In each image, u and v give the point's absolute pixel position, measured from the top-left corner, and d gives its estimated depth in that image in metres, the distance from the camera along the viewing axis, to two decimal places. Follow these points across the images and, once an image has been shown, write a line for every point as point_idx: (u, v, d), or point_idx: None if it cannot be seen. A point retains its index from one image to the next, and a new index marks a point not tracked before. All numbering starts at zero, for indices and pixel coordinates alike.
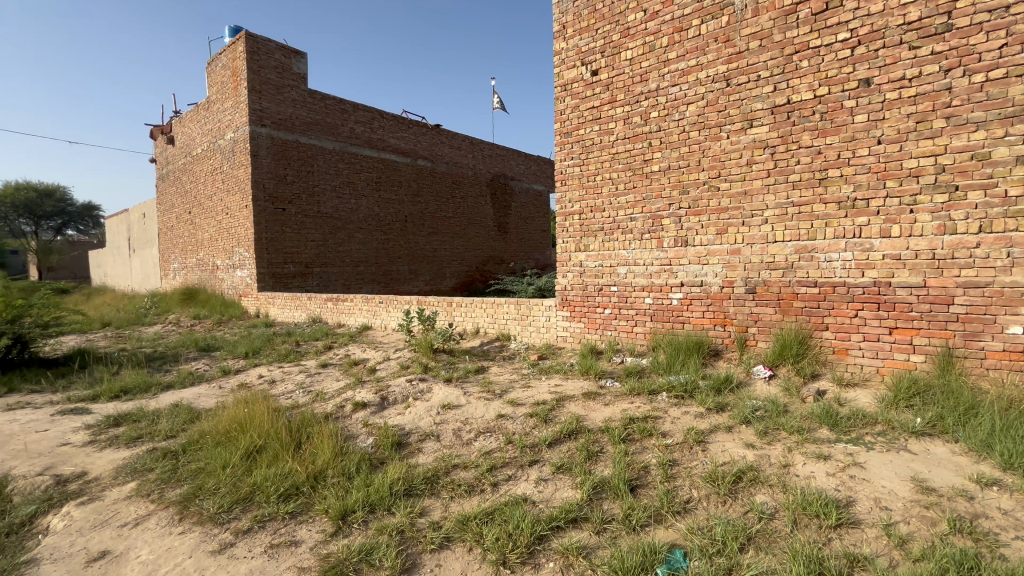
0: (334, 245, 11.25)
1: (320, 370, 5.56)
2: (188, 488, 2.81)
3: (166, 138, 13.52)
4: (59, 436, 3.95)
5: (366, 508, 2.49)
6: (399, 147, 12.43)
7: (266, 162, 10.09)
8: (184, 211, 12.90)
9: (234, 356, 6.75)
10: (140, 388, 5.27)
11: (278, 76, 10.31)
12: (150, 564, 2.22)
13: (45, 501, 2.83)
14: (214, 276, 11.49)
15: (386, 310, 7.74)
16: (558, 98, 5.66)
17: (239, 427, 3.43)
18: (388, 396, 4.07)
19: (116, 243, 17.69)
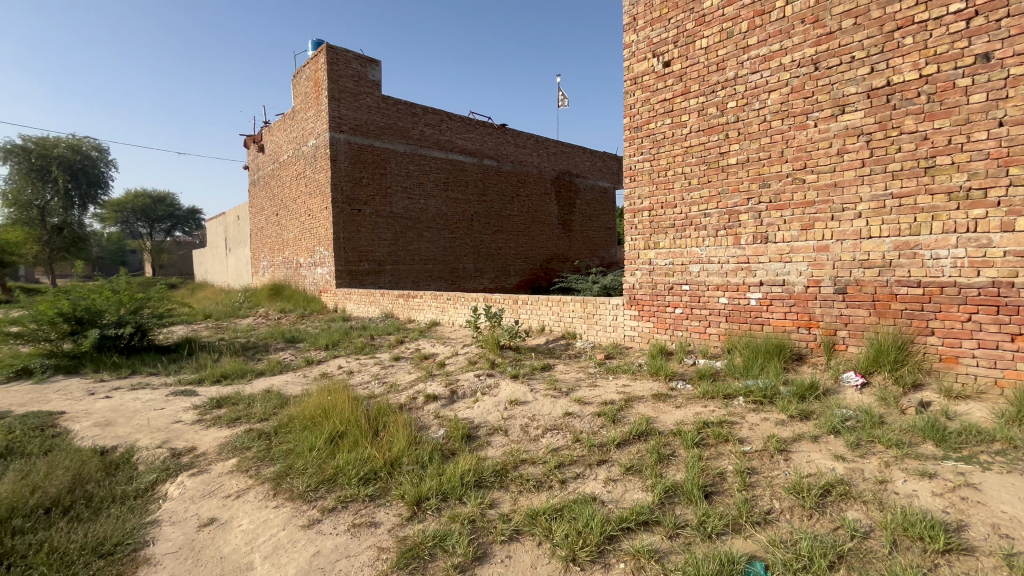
0: (405, 243, 11.75)
1: (393, 363, 5.85)
2: (280, 467, 3.06)
3: (257, 147, 14.78)
4: (173, 414, 4.46)
5: (438, 496, 2.60)
6: (466, 148, 12.73)
7: (344, 166, 10.74)
8: (272, 213, 14.02)
9: (316, 348, 7.26)
10: (237, 374, 5.83)
11: (355, 84, 10.92)
12: (250, 533, 2.46)
13: (163, 470, 3.22)
14: (298, 273, 12.41)
15: (453, 306, 7.98)
16: (628, 92, 5.54)
17: (323, 414, 3.69)
18: (458, 389, 4.20)
19: (215, 243, 19.59)
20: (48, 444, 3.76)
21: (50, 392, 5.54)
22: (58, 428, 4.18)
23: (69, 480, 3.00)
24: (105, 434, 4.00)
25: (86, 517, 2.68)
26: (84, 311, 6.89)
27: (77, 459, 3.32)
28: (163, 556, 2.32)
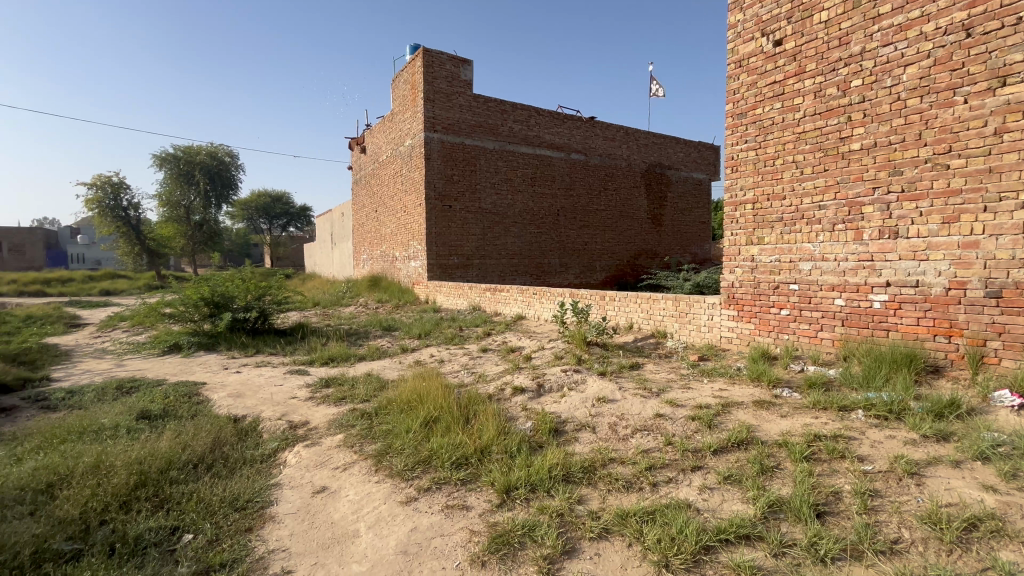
0: (492, 238, 12.05)
1: (481, 354, 6.03)
2: (381, 446, 3.30)
3: (360, 149, 15.95)
4: (290, 390, 5.00)
5: (527, 487, 2.64)
6: (554, 143, 12.69)
7: (437, 164, 11.22)
8: (371, 210, 15.07)
9: (410, 336, 7.71)
10: (342, 357, 6.38)
11: (449, 85, 11.33)
12: (356, 503, 2.68)
13: (283, 440, 3.62)
14: (393, 266, 13.23)
15: (539, 301, 8.04)
16: (731, 77, 5.18)
17: (418, 399, 3.91)
18: (545, 383, 4.23)
19: (323, 237, 21.53)
20: (194, 409, 4.39)
21: (194, 365, 6.46)
22: (201, 396, 4.87)
23: (210, 442, 3.48)
24: (237, 404, 4.59)
25: (224, 474, 3.09)
26: (220, 296, 7.94)
27: (216, 424, 3.84)
28: (284, 515, 2.61)
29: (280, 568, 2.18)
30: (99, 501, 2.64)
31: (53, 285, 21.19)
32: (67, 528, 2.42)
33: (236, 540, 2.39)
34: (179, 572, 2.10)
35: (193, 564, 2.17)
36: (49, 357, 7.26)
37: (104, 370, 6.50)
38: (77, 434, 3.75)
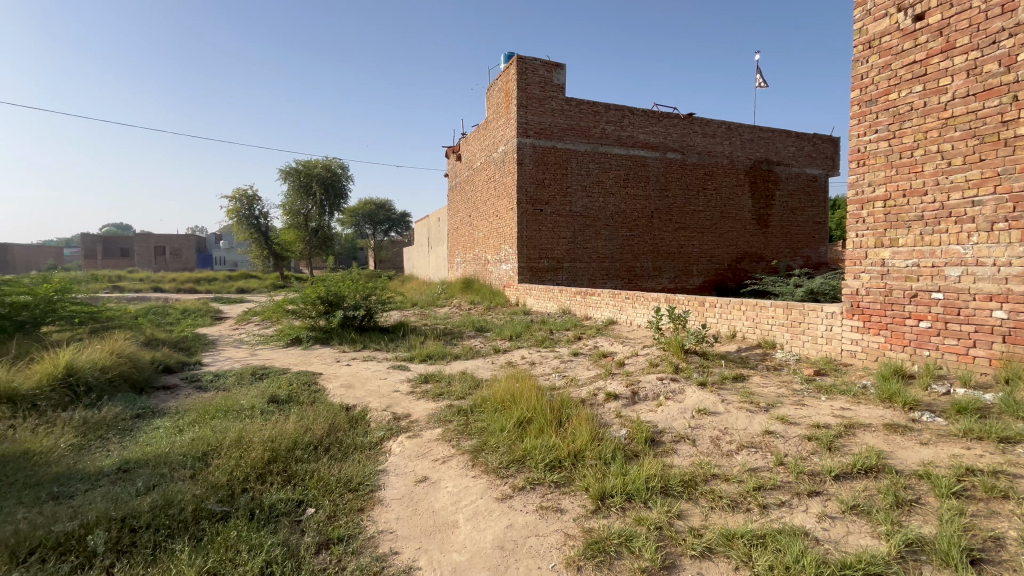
0: (583, 242, 11.96)
1: (572, 358, 6.01)
2: (477, 442, 3.42)
3: (455, 157, 16.70)
4: (394, 384, 5.38)
5: (623, 496, 2.58)
6: (649, 142, 12.27)
7: (529, 169, 11.40)
8: (465, 215, 15.69)
9: (502, 338, 7.90)
10: (439, 355, 6.72)
11: (542, 90, 11.44)
12: (455, 495, 2.81)
13: (388, 430, 3.90)
14: (486, 269, 13.64)
15: (632, 306, 7.81)
16: (858, 59, 4.65)
17: (511, 399, 3.99)
18: (639, 391, 4.10)
19: (421, 242, 22.85)
20: (313, 396, 4.89)
21: (312, 357, 7.21)
22: (319, 385, 5.41)
23: (327, 427, 3.85)
24: (348, 395, 5.03)
25: (339, 457, 3.40)
26: (333, 295, 8.76)
27: (332, 411, 4.25)
28: (391, 499, 2.81)
29: (388, 548, 2.35)
30: (242, 471, 3.05)
31: (203, 283, 24.84)
32: (218, 492, 2.82)
33: (351, 517, 2.62)
34: (305, 541, 2.35)
35: (316, 535, 2.42)
36: (200, 345, 8.52)
37: (241, 358, 7.49)
38: (223, 412, 4.37)
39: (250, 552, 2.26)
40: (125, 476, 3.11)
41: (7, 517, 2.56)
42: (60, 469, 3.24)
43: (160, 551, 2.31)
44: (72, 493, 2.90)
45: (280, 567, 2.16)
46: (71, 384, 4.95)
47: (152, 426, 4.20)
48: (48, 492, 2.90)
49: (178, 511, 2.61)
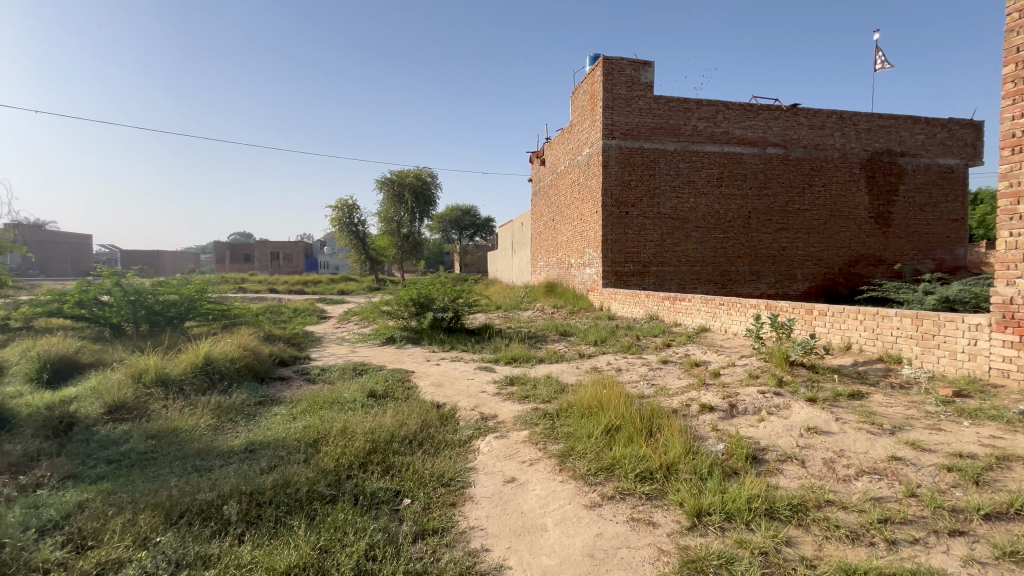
0: (671, 244, 11.48)
1: (661, 365, 5.78)
2: (563, 447, 3.40)
3: (540, 161, 16.84)
4: (481, 385, 5.54)
5: (722, 515, 2.42)
6: (746, 138, 11.47)
7: (614, 171, 11.18)
8: (549, 219, 15.74)
9: (586, 342, 7.80)
10: (524, 358, 6.80)
11: (629, 89, 11.14)
12: (543, 498, 2.82)
13: (477, 429, 4.01)
14: (569, 273, 13.57)
15: (727, 312, 7.34)
16: (1013, 30, 3.99)
17: (598, 406, 3.92)
18: (738, 404, 3.83)
19: (505, 246, 23.31)
20: (407, 393, 5.18)
21: (405, 356, 7.65)
22: (411, 382, 5.73)
23: (420, 422, 4.06)
24: (438, 393, 5.26)
25: (432, 451, 3.57)
26: (424, 297, 9.23)
27: (424, 407, 4.47)
28: (481, 497, 2.89)
29: (479, 545, 2.41)
30: (346, 459, 3.30)
31: (310, 285, 27.38)
32: (326, 476, 3.08)
33: (444, 511, 2.73)
34: (403, 529, 2.49)
35: (413, 524, 2.55)
36: (308, 341, 9.39)
37: (343, 354, 8.14)
38: (330, 403, 4.79)
39: (355, 534, 2.45)
40: (251, 455, 3.52)
41: (164, 483, 3.01)
42: (201, 445, 3.74)
43: (281, 525, 2.58)
44: (210, 467, 3.34)
45: (382, 551, 2.30)
46: (209, 372, 5.71)
47: (271, 412, 4.71)
48: (193, 465, 3.36)
49: (294, 491, 2.89)
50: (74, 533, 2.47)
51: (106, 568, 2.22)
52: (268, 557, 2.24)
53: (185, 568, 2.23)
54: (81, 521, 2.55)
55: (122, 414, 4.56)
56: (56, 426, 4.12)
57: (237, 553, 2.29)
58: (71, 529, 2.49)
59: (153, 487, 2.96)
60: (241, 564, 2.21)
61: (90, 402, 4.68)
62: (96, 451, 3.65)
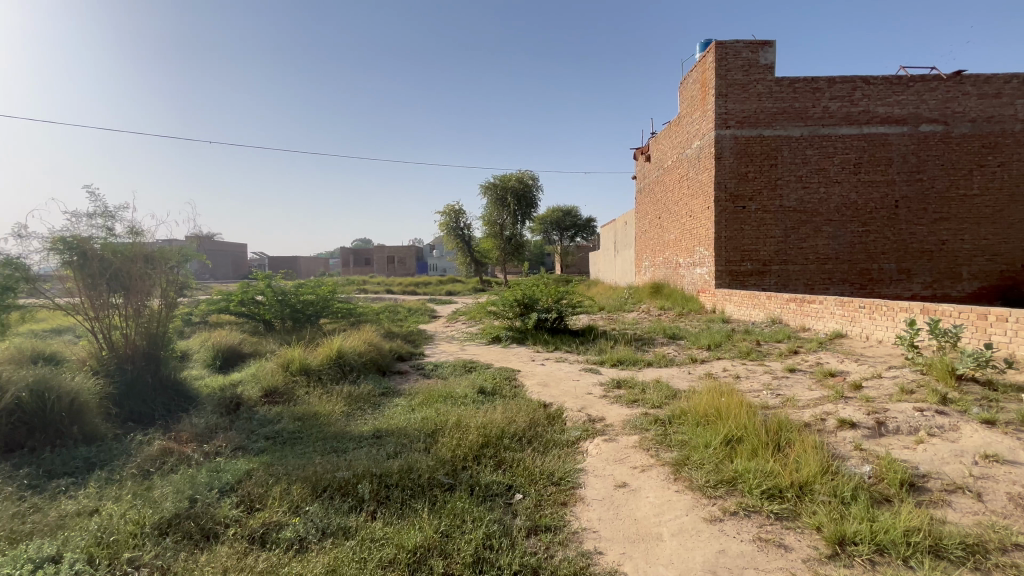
0: (797, 241, 10.38)
1: (788, 374, 5.25)
2: (678, 455, 3.25)
3: (645, 157, 16.24)
4: (588, 386, 5.49)
5: (871, 546, 2.14)
6: (892, 115, 9.97)
7: (729, 163, 10.41)
8: (655, 217, 15.11)
9: (698, 347, 7.34)
10: (631, 361, 6.60)
11: (745, 73, 10.28)
12: (658, 507, 2.72)
13: (585, 430, 3.99)
14: (678, 273, 12.90)
15: (870, 317, 6.43)
16: None
17: (716, 414, 3.67)
18: (888, 422, 3.34)
19: (607, 246, 22.84)
20: (514, 391, 5.31)
21: (511, 355, 7.85)
22: (518, 381, 5.88)
23: (528, 420, 4.14)
24: (544, 393, 5.31)
25: (541, 450, 3.61)
26: (528, 298, 9.40)
27: (531, 406, 4.55)
28: (593, 500, 2.87)
29: (593, 547, 2.40)
30: (462, 450, 3.48)
31: (422, 286, 29.32)
32: (445, 465, 3.29)
33: (556, 509, 2.76)
34: (517, 524, 2.57)
35: (526, 519, 2.62)
36: (422, 339, 10.06)
37: (453, 352, 8.60)
38: (444, 397, 5.10)
39: (473, 522, 2.57)
40: (378, 441, 3.88)
41: (309, 460, 3.44)
42: (337, 429, 4.21)
43: (407, 506, 2.80)
44: (346, 449, 3.74)
45: (498, 542, 2.40)
46: (340, 364, 6.40)
47: (393, 403, 5.14)
48: (332, 446, 3.79)
49: (417, 476, 3.12)
50: (246, 496, 2.92)
51: (269, 528, 2.60)
52: (397, 535, 2.45)
53: (330, 536, 2.53)
54: (250, 486, 3.02)
55: (275, 397, 5.30)
56: (228, 405, 4.92)
57: (372, 528, 2.54)
58: (243, 492, 2.96)
59: (301, 462, 3.39)
60: (375, 538, 2.45)
61: (251, 386, 5.51)
62: (257, 428, 4.29)
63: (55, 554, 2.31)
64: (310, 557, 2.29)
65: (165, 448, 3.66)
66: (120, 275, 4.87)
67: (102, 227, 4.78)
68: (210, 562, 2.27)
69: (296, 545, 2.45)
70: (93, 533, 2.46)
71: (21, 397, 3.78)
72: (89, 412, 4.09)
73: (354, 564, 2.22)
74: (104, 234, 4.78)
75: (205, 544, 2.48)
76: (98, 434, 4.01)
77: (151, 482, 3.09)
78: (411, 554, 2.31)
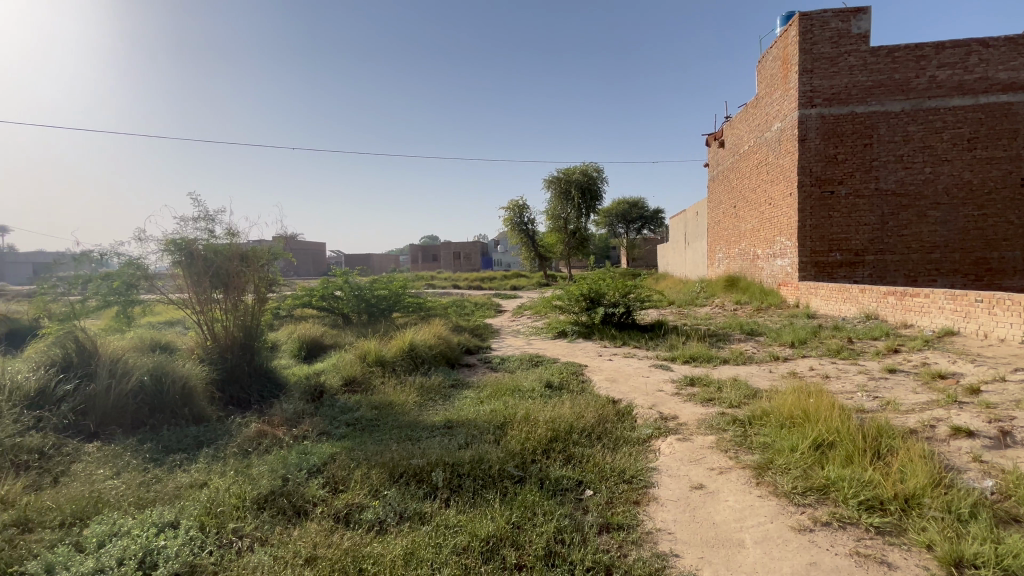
0: (896, 227, 9.38)
1: (887, 375, 4.76)
2: (760, 458, 3.05)
3: (718, 143, 15.37)
4: (659, 383, 5.31)
5: (996, 570, 1.90)
6: (1016, 81, 8.72)
7: (815, 144, 9.59)
8: (730, 206, 14.27)
9: (780, 344, 6.85)
10: (705, 357, 6.30)
11: (835, 46, 9.38)
12: (739, 512, 2.58)
13: (657, 428, 3.86)
14: (755, 265, 12.11)
15: (989, 312, 5.68)
16: None
17: (803, 416, 3.40)
18: (1014, 432, 2.94)
19: (677, 238, 21.92)
20: (582, 386, 5.25)
21: (578, 350, 7.78)
22: (585, 376, 5.81)
23: (597, 416, 4.08)
24: (613, 389, 5.21)
25: (611, 446, 3.54)
26: (594, 292, 9.24)
27: (600, 402, 4.47)
28: (667, 500, 2.77)
29: (669, 549, 2.32)
30: (531, 444, 3.50)
31: (487, 281, 29.78)
32: (514, 457, 3.32)
33: (628, 508, 2.70)
34: (588, 520, 2.54)
35: (598, 516, 2.58)
36: (488, 333, 10.23)
37: (520, 346, 8.67)
38: (512, 390, 5.16)
39: (544, 515, 2.58)
40: (450, 431, 4.00)
41: (386, 447, 3.61)
42: (411, 418, 4.39)
43: (478, 496, 2.87)
44: (419, 437, 3.90)
45: (569, 537, 2.39)
46: (413, 356, 6.67)
47: (462, 395, 5.27)
48: (406, 434, 3.96)
49: (488, 467, 3.18)
50: (331, 477, 3.13)
51: (352, 509, 2.76)
52: (470, 523, 2.52)
53: (407, 520, 2.64)
54: (334, 468, 3.22)
55: (354, 386, 5.64)
56: (313, 392, 5.30)
57: (445, 515, 2.62)
58: (328, 474, 3.16)
59: (379, 449, 3.57)
60: (449, 525, 2.53)
61: (333, 375, 5.89)
62: (339, 415, 4.58)
63: (173, 520, 2.60)
64: (390, 539, 2.41)
65: (261, 430, 4.00)
66: (220, 273, 5.38)
67: (205, 229, 5.30)
68: (302, 537, 2.46)
69: (376, 526, 2.59)
70: (204, 504, 2.74)
71: (144, 380, 4.31)
72: (198, 396, 4.57)
73: (430, 548, 2.30)
74: (206, 236, 5.28)
75: (297, 520, 2.69)
76: (205, 416, 4.47)
77: (250, 461, 3.40)
78: (484, 543, 2.36)
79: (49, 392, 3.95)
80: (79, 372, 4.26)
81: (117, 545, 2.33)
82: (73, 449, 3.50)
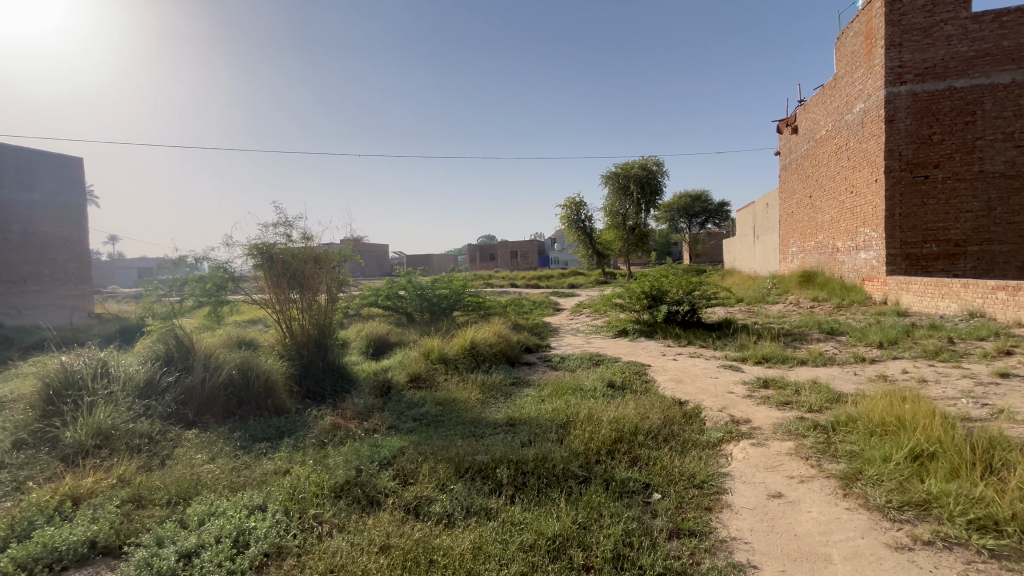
0: (1005, 214, 8.36)
1: (998, 379, 4.25)
2: (848, 468, 2.82)
3: (791, 129, 14.38)
4: (729, 385, 5.05)
5: None
6: None
7: (906, 125, 8.72)
8: (805, 196, 13.32)
9: (865, 344, 6.31)
10: (779, 358, 5.92)
11: (928, 15, 8.48)
12: (824, 525, 2.39)
13: (728, 432, 3.67)
14: (835, 259, 11.21)
15: None
16: None
17: (896, 424, 3.11)
18: None
19: (744, 232, 20.77)
20: (645, 387, 5.11)
21: (640, 349, 7.57)
22: (649, 376, 5.64)
23: (663, 417, 3.95)
24: (679, 390, 5.02)
25: (679, 450, 3.41)
26: (656, 290, 8.94)
27: (666, 403, 4.32)
28: (742, 508, 2.63)
29: (746, 560, 2.20)
30: (595, 444, 3.45)
31: (544, 280, 29.67)
32: (578, 457, 3.28)
33: (699, 514, 2.59)
34: (657, 524, 2.47)
35: (667, 521, 2.50)
36: (547, 331, 10.22)
37: (579, 345, 8.58)
38: (573, 389, 5.12)
39: (611, 517, 2.54)
40: (513, 429, 4.04)
41: (452, 442, 3.70)
42: (474, 415, 4.47)
43: (543, 494, 2.87)
44: (483, 433, 3.96)
45: (638, 541, 2.33)
46: (474, 354, 6.80)
47: (524, 393, 5.29)
48: (470, 430, 4.03)
49: (552, 466, 3.17)
50: (400, 470, 3.25)
51: (421, 501, 2.86)
52: (536, 522, 2.52)
53: (474, 514, 2.69)
54: (403, 461, 3.35)
55: (419, 382, 5.84)
56: (381, 387, 5.54)
57: (511, 512, 2.65)
58: (398, 466, 3.29)
59: (444, 444, 3.67)
60: (515, 522, 2.55)
61: (399, 371, 6.13)
62: (406, 410, 4.75)
63: (262, 504, 2.82)
64: (458, 532, 2.47)
65: (335, 423, 4.24)
66: (296, 275, 5.75)
67: (283, 234, 5.68)
68: (376, 526, 2.57)
69: (445, 519, 2.66)
70: (288, 490, 2.94)
71: (232, 374, 4.70)
72: (279, 389, 4.92)
73: (497, 544, 2.33)
74: (284, 240, 5.66)
75: (370, 509, 2.82)
76: (286, 408, 4.80)
77: (326, 452, 3.61)
78: (551, 541, 2.36)
79: (155, 383, 4.41)
80: (179, 365, 4.72)
81: (215, 523, 2.56)
82: (176, 435, 3.88)
